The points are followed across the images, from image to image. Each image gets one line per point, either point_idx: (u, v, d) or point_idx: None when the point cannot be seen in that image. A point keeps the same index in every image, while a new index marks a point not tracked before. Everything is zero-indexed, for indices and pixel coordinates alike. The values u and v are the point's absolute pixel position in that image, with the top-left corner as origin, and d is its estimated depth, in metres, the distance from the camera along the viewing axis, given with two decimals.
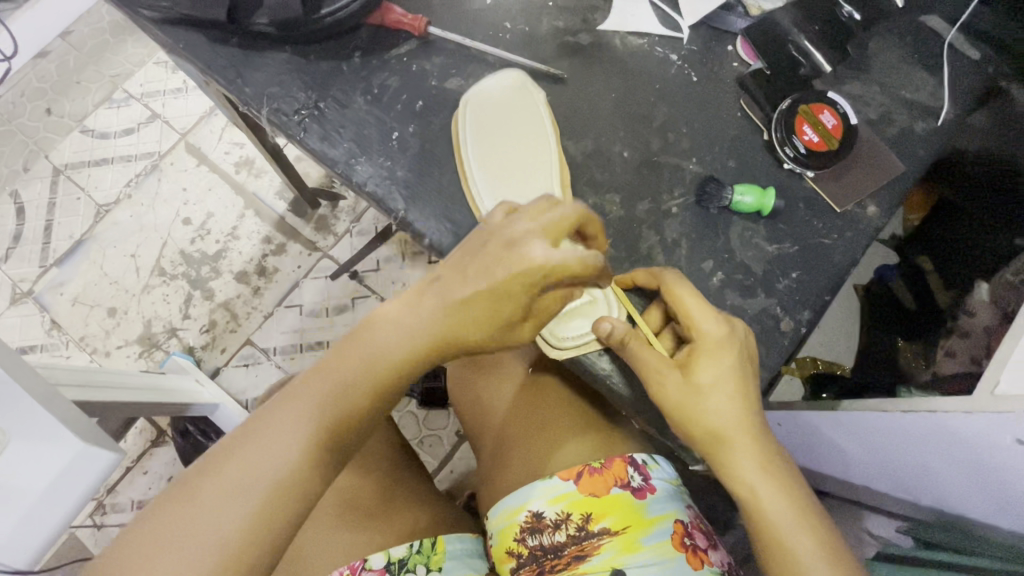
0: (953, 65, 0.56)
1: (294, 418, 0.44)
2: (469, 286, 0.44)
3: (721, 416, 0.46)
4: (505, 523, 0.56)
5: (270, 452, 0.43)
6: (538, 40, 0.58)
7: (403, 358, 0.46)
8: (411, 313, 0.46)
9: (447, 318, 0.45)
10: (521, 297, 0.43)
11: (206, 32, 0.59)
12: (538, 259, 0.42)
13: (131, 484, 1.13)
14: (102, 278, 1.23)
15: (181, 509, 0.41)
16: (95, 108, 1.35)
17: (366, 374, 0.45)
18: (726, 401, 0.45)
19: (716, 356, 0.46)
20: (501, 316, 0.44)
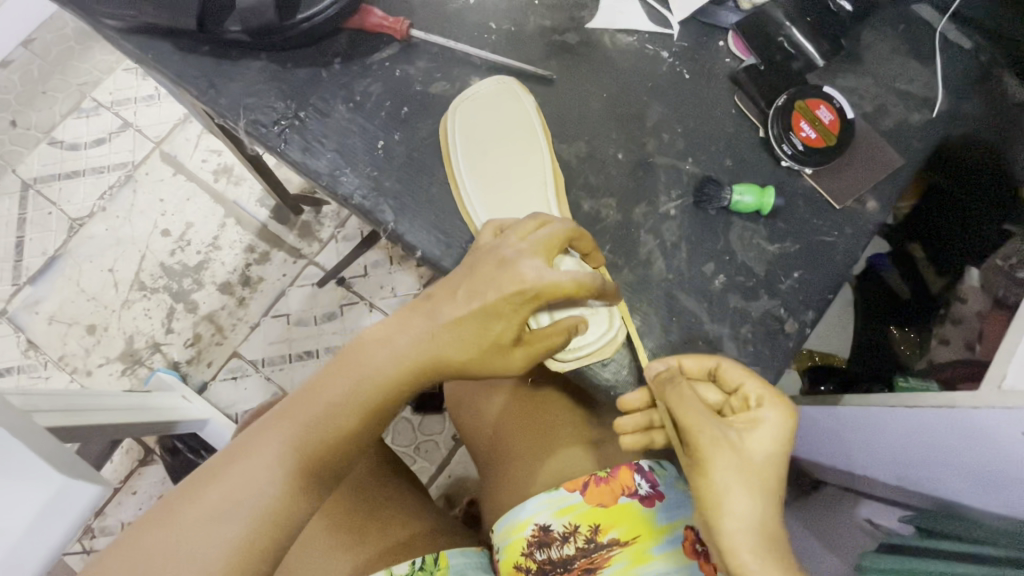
0: (946, 55, 0.55)
1: (280, 443, 0.42)
2: (462, 304, 0.43)
3: (751, 507, 0.39)
4: (511, 538, 0.55)
5: (253, 479, 0.41)
6: (525, 40, 0.57)
7: (393, 380, 0.44)
8: (402, 333, 0.44)
9: (440, 338, 0.43)
10: (516, 316, 0.43)
11: (177, 42, 0.56)
12: (529, 277, 0.42)
13: (120, 506, 1.10)
14: (78, 295, 1.18)
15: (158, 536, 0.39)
16: (63, 118, 1.30)
17: (355, 397, 0.43)
18: (750, 488, 0.40)
19: (771, 444, 0.41)
20: (494, 335, 0.43)
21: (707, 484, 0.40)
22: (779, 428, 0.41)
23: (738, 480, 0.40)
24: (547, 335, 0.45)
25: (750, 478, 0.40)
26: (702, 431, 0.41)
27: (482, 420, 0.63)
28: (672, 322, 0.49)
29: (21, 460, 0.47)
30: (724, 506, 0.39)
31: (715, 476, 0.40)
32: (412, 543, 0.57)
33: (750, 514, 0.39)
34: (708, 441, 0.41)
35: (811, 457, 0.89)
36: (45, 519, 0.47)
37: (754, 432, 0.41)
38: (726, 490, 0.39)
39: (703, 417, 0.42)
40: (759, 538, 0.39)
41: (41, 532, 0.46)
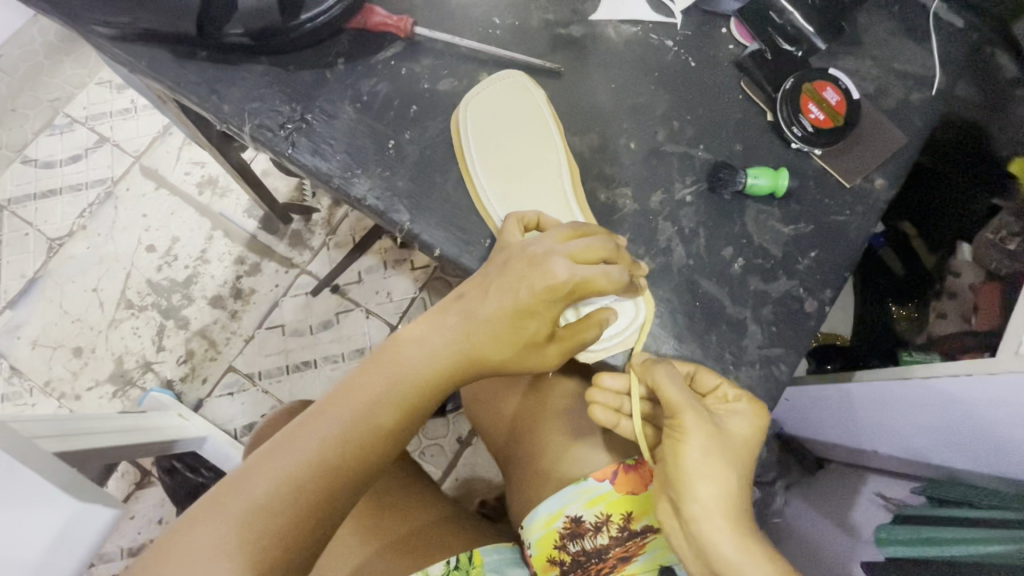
0: (939, 34, 0.56)
1: (320, 440, 0.42)
2: (495, 302, 0.44)
3: (726, 483, 0.40)
4: (543, 531, 0.55)
5: (294, 476, 0.41)
6: (529, 34, 0.57)
7: (429, 377, 0.45)
8: (438, 332, 0.45)
9: (474, 336, 0.44)
10: (547, 313, 0.43)
11: (173, 48, 0.55)
12: (562, 274, 0.42)
13: (118, 532, 1.06)
14: (63, 317, 1.15)
15: (202, 534, 0.39)
16: (35, 136, 1.26)
17: (393, 395, 0.44)
18: (722, 463, 0.40)
19: (743, 432, 0.42)
20: (528, 333, 0.44)
21: (684, 457, 0.40)
22: (752, 418, 0.43)
23: (712, 454, 0.40)
24: (577, 329, 0.46)
25: (726, 456, 0.41)
26: (685, 408, 0.41)
27: (501, 415, 0.63)
28: (695, 307, 0.50)
29: (37, 489, 0.52)
30: (701, 477, 0.40)
31: (695, 450, 0.40)
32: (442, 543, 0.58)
33: (724, 490, 0.40)
34: (693, 418, 0.41)
35: (818, 435, 0.91)
36: (62, 544, 0.51)
37: (730, 418, 0.43)
38: (699, 463, 0.40)
39: (687, 395, 0.42)
40: (730, 513, 0.39)
41: (58, 555, 0.51)
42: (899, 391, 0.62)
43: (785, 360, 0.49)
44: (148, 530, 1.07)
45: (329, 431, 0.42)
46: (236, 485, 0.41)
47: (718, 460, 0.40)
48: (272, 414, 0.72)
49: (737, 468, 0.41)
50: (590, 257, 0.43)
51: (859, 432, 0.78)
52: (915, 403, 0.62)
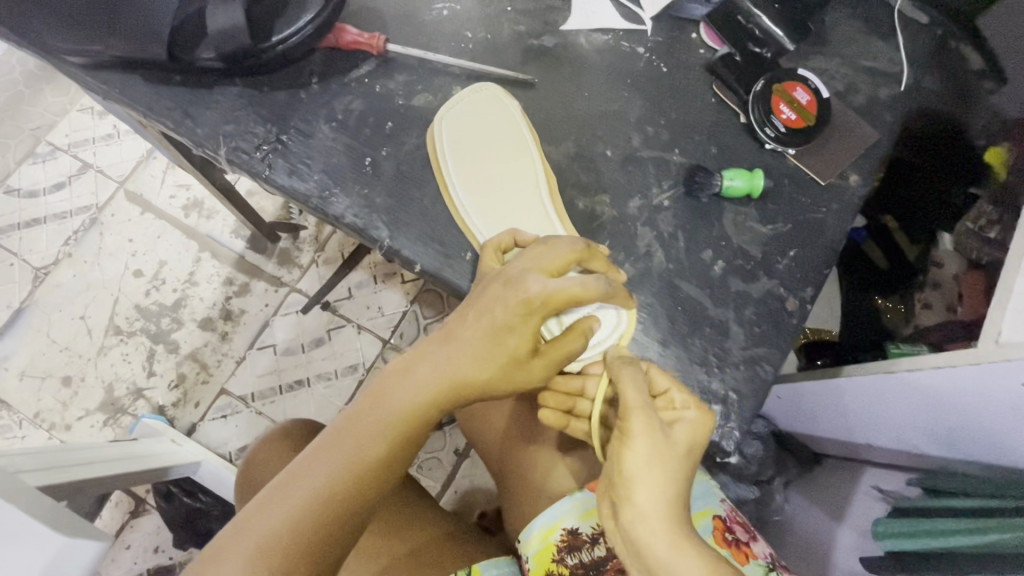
0: (905, 31, 0.57)
1: (315, 479, 0.42)
2: (474, 327, 0.43)
3: (666, 489, 0.39)
4: (540, 546, 0.54)
5: (292, 516, 0.41)
6: (502, 47, 0.57)
7: (418, 410, 0.44)
8: (427, 362, 0.44)
9: (456, 362, 0.43)
10: (526, 329, 0.43)
11: (147, 74, 0.55)
12: (534, 290, 0.42)
13: (115, 562, 1.05)
14: (50, 346, 1.14)
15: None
16: (18, 165, 1.25)
17: (384, 429, 0.43)
18: (661, 473, 0.39)
19: (684, 438, 0.41)
20: (511, 348, 0.43)
21: (627, 463, 0.39)
22: (697, 427, 0.41)
23: (656, 461, 0.39)
24: (565, 342, 0.45)
25: (666, 462, 0.39)
26: (636, 417, 0.40)
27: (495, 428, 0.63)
28: (677, 310, 0.50)
29: (23, 525, 0.51)
30: (638, 483, 0.38)
31: (639, 455, 0.39)
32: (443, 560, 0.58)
33: (663, 497, 0.38)
34: (639, 425, 0.40)
35: (812, 433, 0.91)
36: None
37: (676, 426, 0.41)
38: (637, 471, 0.39)
39: (640, 401, 0.41)
40: (667, 519, 0.38)
41: None
42: (889, 386, 0.62)
43: (770, 360, 0.49)
44: (144, 559, 1.05)
45: (323, 471, 0.42)
46: (241, 528, 0.41)
47: (666, 466, 0.39)
48: (263, 436, 0.71)
49: (679, 474, 0.39)
50: (561, 268, 0.43)
51: (851, 427, 0.78)
52: (905, 397, 0.62)
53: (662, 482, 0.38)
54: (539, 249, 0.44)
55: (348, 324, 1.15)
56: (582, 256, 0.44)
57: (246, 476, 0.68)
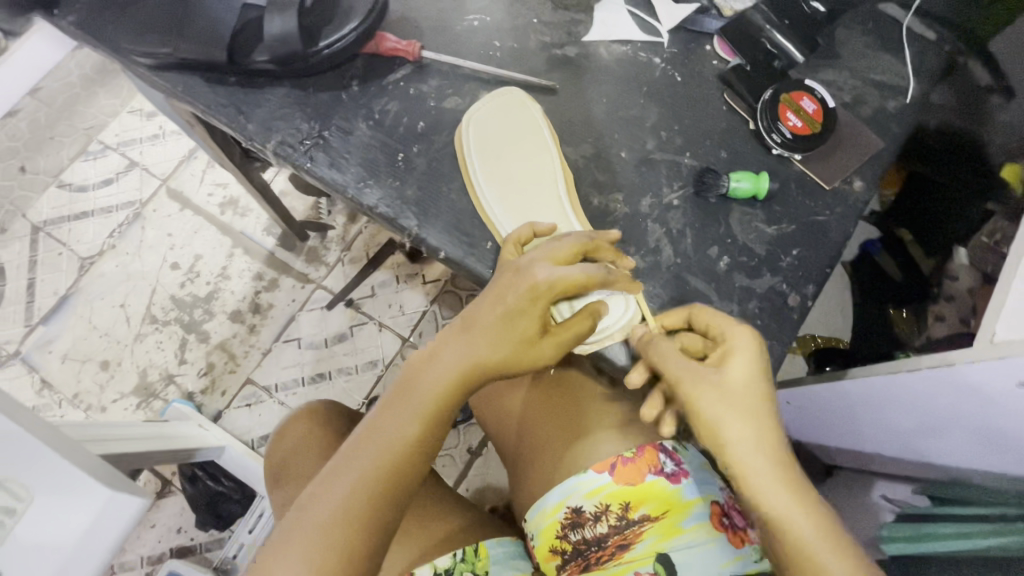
0: (912, 47, 0.60)
1: (361, 464, 0.45)
2: (490, 310, 0.47)
3: (756, 429, 0.42)
4: (546, 522, 0.57)
5: (342, 498, 0.44)
6: (528, 55, 0.61)
7: (453, 387, 0.47)
8: (454, 344, 0.47)
9: (477, 343, 0.47)
10: (536, 311, 0.46)
11: (205, 74, 0.61)
12: (542, 275, 0.46)
13: (139, 540, 1.10)
14: (91, 332, 1.21)
15: (280, 565, 0.42)
16: (70, 161, 1.34)
17: (419, 411, 0.47)
18: (745, 420, 0.42)
19: (754, 378, 0.44)
20: (521, 330, 0.47)
21: (712, 426, 0.43)
22: (752, 354, 0.44)
23: (734, 410, 0.43)
24: (574, 323, 0.48)
25: (742, 408, 0.42)
26: (702, 386, 0.44)
27: (507, 411, 0.65)
28: (684, 302, 0.53)
29: (74, 478, 0.57)
30: (729, 442, 0.42)
31: (718, 415, 0.43)
32: (450, 536, 0.60)
33: (759, 443, 0.42)
34: (707, 392, 0.43)
35: (823, 441, 0.90)
36: (92, 533, 0.56)
37: (734, 364, 0.44)
38: (722, 427, 0.42)
39: (697, 368, 0.45)
40: (767, 460, 0.42)
41: (93, 539, 0.56)
42: (891, 389, 0.63)
43: (771, 351, 0.52)
44: (167, 539, 1.10)
45: (367, 453, 0.45)
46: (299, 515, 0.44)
47: (746, 410, 0.43)
48: (290, 413, 0.74)
49: (761, 413, 0.43)
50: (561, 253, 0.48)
51: (861, 433, 0.79)
52: (909, 401, 0.63)
53: (748, 429, 0.42)
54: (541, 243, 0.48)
55: (370, 321, 1.21)
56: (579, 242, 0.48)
57: (273, 452, 0.72)
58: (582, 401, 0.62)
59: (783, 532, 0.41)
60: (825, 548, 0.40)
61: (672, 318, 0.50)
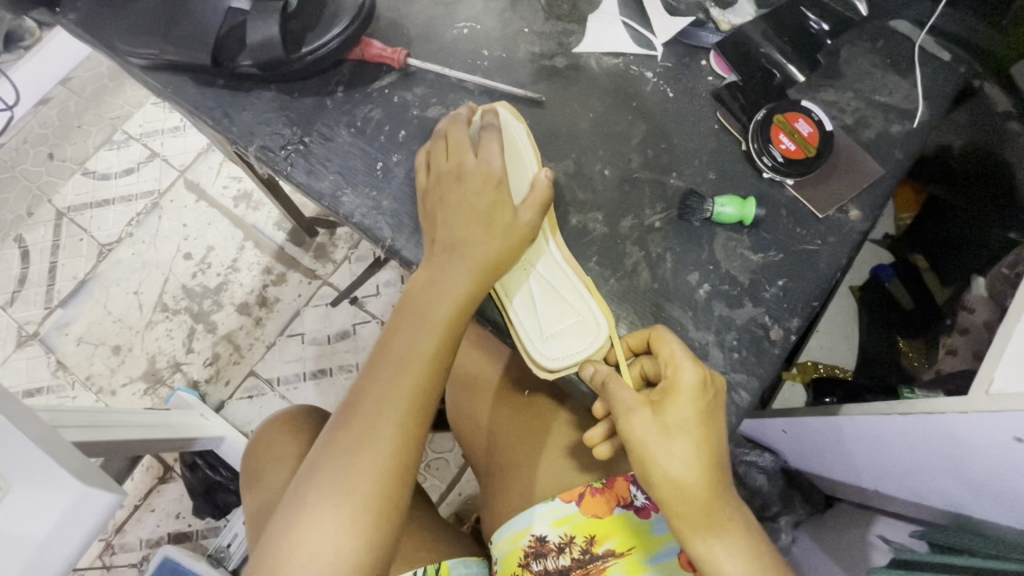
0: (926, 68, 0.56)
1: (357, 443, 0.45)
2: (458, 224, 0.50)
3: (688, 470, 0.41)
4: (508, 548, 0.55)
5: (341, 482, 0.44)
6: (515, 65, 0.60)
7: (451, 308, 0.48)
8: (426, 308, 0.48)
9: (459, 252, 0.49)
10: (499, 212, 0.49)
11: (195, 76, 0.61)
12: (484, 168, 0.50)
13: (139, 523, 1.12)
14: (106, 317, 1.24)
15: (304, 516, 0.44)
16: (95, 150, 1.37)
17: (420, 336, 0.48)
18: (685, 461, 0.41)
19: (691, 415, 0.42)
20: (495, 230, 0.49)
21: (652, 464, 0.42)
22: (696, 393, 0.42)
23: (675, 451, 0.41)
24: (513, 260, 0.50)
25: (685, 448, 0.41)
26: (636, 422, 0.42)
27: (478, 429, 0.63)
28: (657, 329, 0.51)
29: (53, 471, 0.56)
30: (669, 480, 0.41)
31: (659, 453, 0.41)
32: (413, 554, 0.59)
33: (701, 484, 0.41)
34: (638, 428, 0.42)
35: (820, 472, 0.86)
36: (61, 531, 0.55)
37: (679, 402, 0.42)
38: (658, 464, 0.41)
39: (634, 402, 0.43)
40: (697, 502, 0.41)
41: (63, 533, 0.55)
42: (886, 430, 0.60)
43: (746, 387, 0.50)
44: (166, 523, 1.12)
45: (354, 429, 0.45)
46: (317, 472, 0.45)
47: (679, 447, 0.41)
48: (271, 416, 0.74)
49: (691, 454, 0.41)
50: (489, 190, 0.49)
51: (856, 469, 0.75)
52: (905, 443, 0.59)
53: (692, 470, 0.41)
54: (453, 179, 0.50)
55: (372, 321, 1.21)
56: (501, 176, 0.50)
57: (251, 454, 0.72)
58: (553, 423, 0.60)
59: (709, 568, 0.41)
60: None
61: (636, 339, 0.49)
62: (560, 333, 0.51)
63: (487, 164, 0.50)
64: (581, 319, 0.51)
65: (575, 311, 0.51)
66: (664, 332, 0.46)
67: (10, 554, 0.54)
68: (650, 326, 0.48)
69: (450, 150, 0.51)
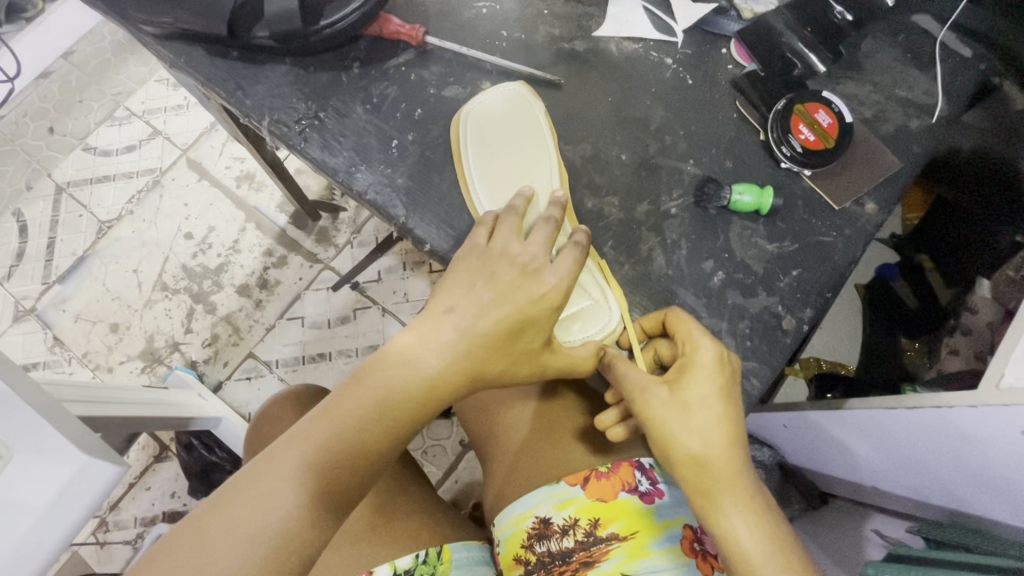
0: (946, 64, 0.56)
1: (301, 459, 0.40)
2: (503, 272, 0.46)
3: (708, 445, 0.42)
4: (512, 529, 0.56)
5: (269, 497, 0.39)
6: (534, 47, 0.59)
7: (457, 365, 0.44)
8: (427, 349, 0.44)
9: (494, 306, 0.45)
10: (545, 277, 0.46)
11: (208, 47, 0.60)
12: (542, 237, 0.48)
13: (134, 501, 1.12)
14: (104, 294, 1.23)
15: (233, 513, 0.39)
16: (97, 126, 1.35)
17: (421, 377, 0.43)
18: (703, 432, 0.42)
19: (710, 392, 0.43)
20: (536, 290, 0.45)
21: (667, 435, 0.42)
22: (714, 366, 0.43)
23: (691, 426, 0.42)
24: (544, 319, 0.45)
25: (705, 424, 0.42)
26: (655, 398, 0.43)
27: (484, 410, 0.63)
28: None
29: (55, 442, 0.56)
30: (686, 452, 0.42)
31: (674, 426, 0.42)
32: (415, 536, 0.59)
33: (718, 458, 0.42)
34: (657, 406, 0.43)
35: (821, 469, 0.86)
36: (65, 499, 0.55)
37: (697, 377, 0.43)
38: (674, 435, 0.42)
39: (649, 382, 0.44)
40: (720, 476, 0.41)
41: (66, 502, 0.55)
42: (888, 424, 0.60)
43: (758, 374, 0.50)
44: (161, 502, 1.12)
45: (306, 445, 0.41)
46: (262, 467, 0.40)
47: (697, 422, 0.42)
48: (273, 397, 0.74)
49: (708, 435, 0.42)
50: (541, 260, 0.47)
51: (856, 465, 0.76)
52: (906, 437, 0.60)
53: (711, 436, 0.42)
54: (516, 233, 0.48)
55: (373, 306, 1.20)
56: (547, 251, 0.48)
57: (255, 431, 0.72)
58: (560, 407, 0.60)
59: (727, 545, 0.41)
60: (769, 565, 0.40)
61: (651, 322, 0.49)
62: (575, 318, 0.51)
63: (517, 227, 0.49)
64: (596, 303, 0.51)
65: (588, 294, 0.51)
66: (677, 313, 0.47)
67: (10, 523, 0.53)
68: (664, 308, 0.48)
69: (511, 220, 0.49)
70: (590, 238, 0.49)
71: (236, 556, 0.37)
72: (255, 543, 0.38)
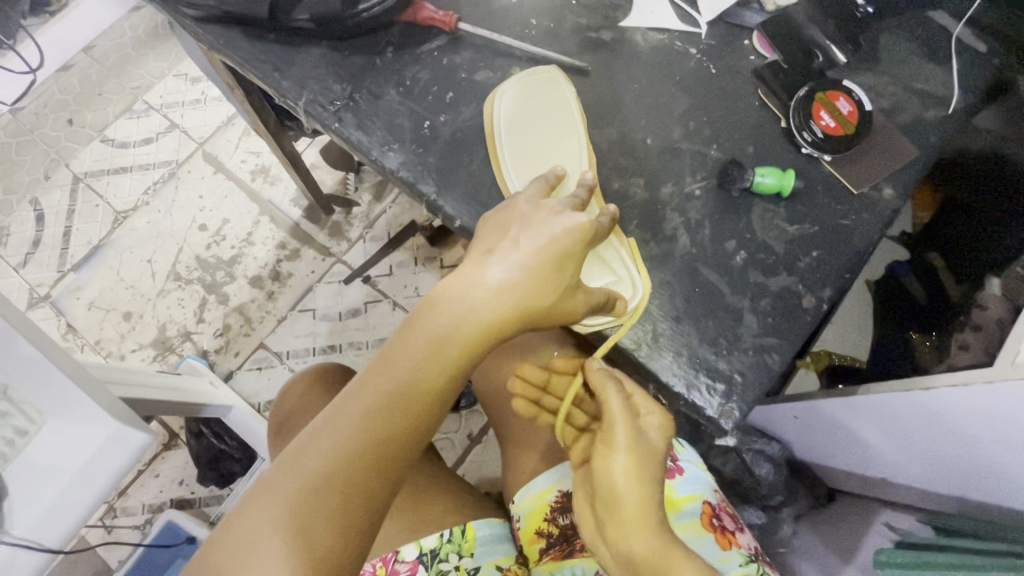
0: (963, 58, 0.58)
1: (365, 408, 0.42)
2: (541, 223, 0.48)
3: (643, 490, 0.45)
4: (534, 505, 0.60)
5: (336, 449, 0.40)
6: (562, 35, 0.61)
7: (501, 305, 0.45)
8: (473, 290, 0.45)
9: (536, 252, 0.46)
10: (580, 226, 0.47)
11: (245, 29, 0.62)
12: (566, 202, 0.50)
13: (142, 488, 1.13)
14: (119, 283, 1.24)
15: (301, 464, 0.40)
16: (115, 118, 1.38)
17: (469, 317, 0.45)
18: (643, 478, 0.46)
19: (654, 446, 0.48)
20: (569, 236, 0.47)
21: (615, 472, 0.45)
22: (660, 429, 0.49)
23: (637, 472, 0.46)
24: (578, 258, 0.48)
25: (642, 475, 0.46)
26: (616, 416, 0.47)
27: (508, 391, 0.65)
28: (694, 292, 0.53)
29: (85, 407, 0.56)
30: (625, 489, 0.45)
31: (621, 464, 0.46)
32: (439, 517, 0.61)
33: (648, 505, 0.45)
34: (623, 434, 0.46)
35: (830, 463, 0.87)
36: (91, 468, 0.56)
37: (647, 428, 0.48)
38: (618, 474, 0.45)
39: (618, 417, 0.47)
40: (651, 521, 0.45)
41: (94, 468, 0.56)
42: (902, 411, 0.61)
43: (778, 351, 0.51)
44: (169, 489, 1.13)
45: (367, 397, 0.42)
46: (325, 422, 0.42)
47: (641, 470, 0.46)
48: (295, 376, 0.76)
49: (653, 475, 0.47)
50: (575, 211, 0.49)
51: (866, 456, 0.76)
52: (922, 422, 0.60)
53: (647, 486, 0.46)
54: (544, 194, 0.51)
55: (384, 299, 1.22)
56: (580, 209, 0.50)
57: (279, 413, 0.74)
58: None
59: None
60: None
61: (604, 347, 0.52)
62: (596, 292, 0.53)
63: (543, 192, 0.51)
64: (618, 279, 0.53)
65: (611, 270, 0.53)
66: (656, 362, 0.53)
67: (44, 485, 0.55)
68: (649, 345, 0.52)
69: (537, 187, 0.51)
70: (616, 220, 0.50)
71: (305, 504, 0.39)
72: (321, 492, 0.39)
